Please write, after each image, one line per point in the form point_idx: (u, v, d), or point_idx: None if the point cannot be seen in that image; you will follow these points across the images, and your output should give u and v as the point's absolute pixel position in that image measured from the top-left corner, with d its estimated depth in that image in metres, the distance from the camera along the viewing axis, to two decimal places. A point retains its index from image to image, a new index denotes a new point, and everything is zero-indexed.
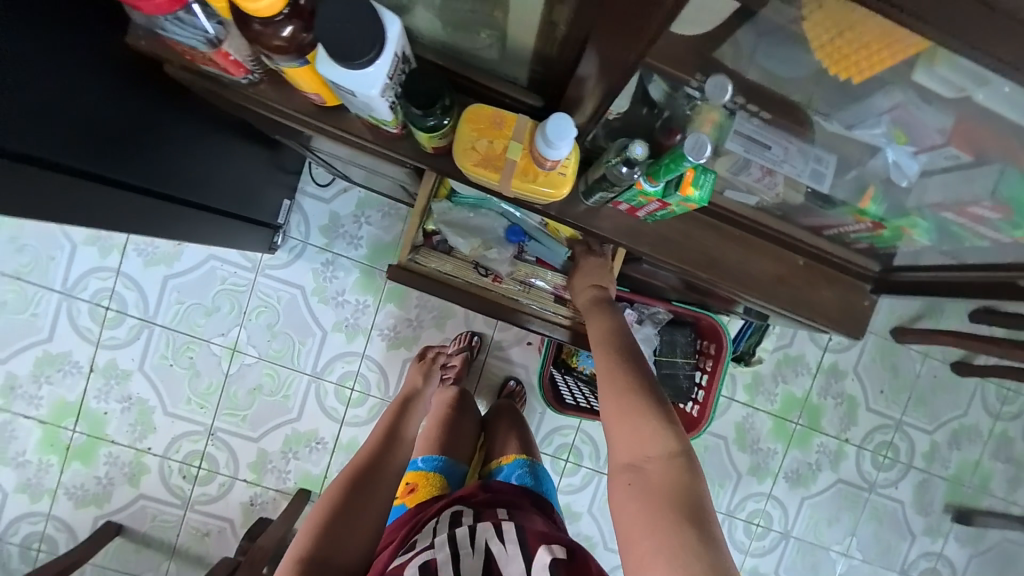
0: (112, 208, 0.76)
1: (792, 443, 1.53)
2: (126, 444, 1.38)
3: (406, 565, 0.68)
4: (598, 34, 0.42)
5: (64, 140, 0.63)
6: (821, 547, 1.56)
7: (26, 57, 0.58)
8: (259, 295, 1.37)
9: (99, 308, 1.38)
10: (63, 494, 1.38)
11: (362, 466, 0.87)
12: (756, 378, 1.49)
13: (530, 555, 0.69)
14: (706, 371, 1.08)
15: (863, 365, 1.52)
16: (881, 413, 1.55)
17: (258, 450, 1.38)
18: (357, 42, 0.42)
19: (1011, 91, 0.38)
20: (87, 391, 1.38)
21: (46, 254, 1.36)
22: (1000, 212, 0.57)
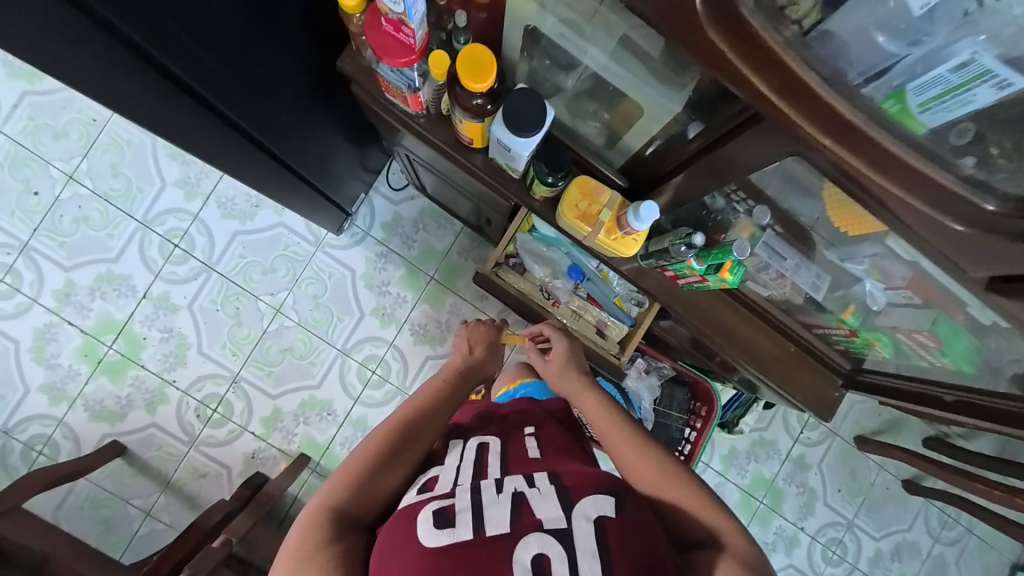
0: (221, 139, 0.89)
1: (754, 519, 1.65)
2: (155, 371, 1.48)
3: (420, 509, 0.72)
4: (699, 161, 0.60)
5: (221, 82, 0.79)
6: None
7: (214, 14, 0.72)
8: (314, 267, 1.52)
9: (169, 244, 1.49)
10: (81, 404, 1.46)
11: (387, 436, 0.85)
12: (732, 451, 1.64)
13: (571, 502, 0.70)
14: (695, 428, 1.23)
15: (826, 462, 1.67)
16: (836, 511, 1.68)
17: (273, 407, 1.50)
18: (528, 123, 0.60)
19: (942, 265, 0.56)
20: (134, 315, 1.48)
21: (138, 185, 1.49)
22: (930, 340, 0.76)
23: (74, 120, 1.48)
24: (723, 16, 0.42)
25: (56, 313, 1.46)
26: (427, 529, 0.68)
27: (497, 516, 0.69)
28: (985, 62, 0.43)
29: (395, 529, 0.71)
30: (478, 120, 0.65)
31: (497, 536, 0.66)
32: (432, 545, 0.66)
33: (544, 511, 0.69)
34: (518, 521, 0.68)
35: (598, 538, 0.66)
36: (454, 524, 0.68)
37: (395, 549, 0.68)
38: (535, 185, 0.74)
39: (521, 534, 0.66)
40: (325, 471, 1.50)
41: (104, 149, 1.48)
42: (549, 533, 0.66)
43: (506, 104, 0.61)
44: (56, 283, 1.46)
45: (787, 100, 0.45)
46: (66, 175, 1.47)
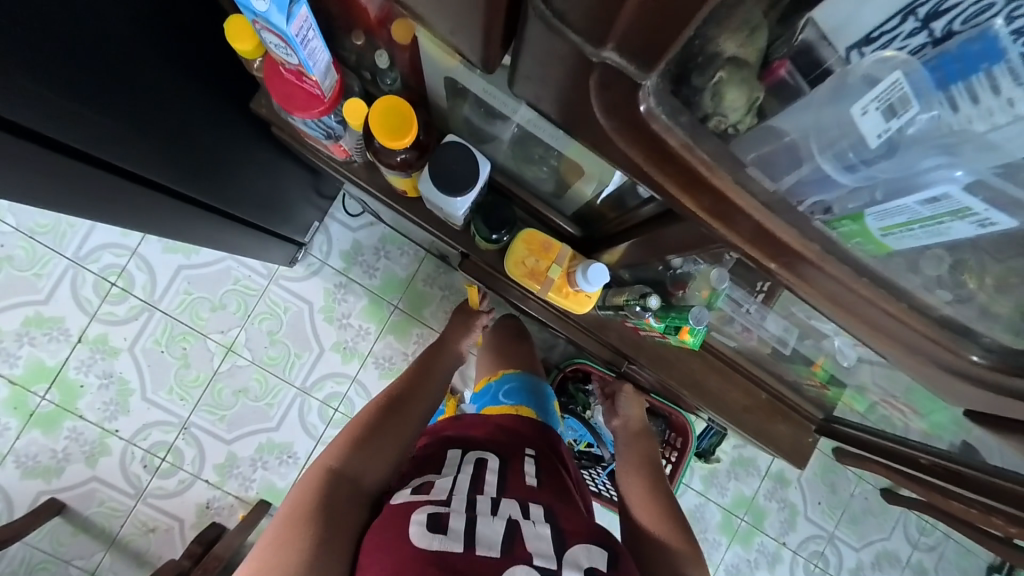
0: (149, 209, 0.80)
1: (736, 538, 1.63)
2: (94, 422, 1.37)
3: (412, 510, 0.66)
4: (642, 234, 0.57)
5: (142, 155, 0.70)
6: None
7: (117, 40, 0.63)
8: (268, 301, 1.42)
9: (105, 283, 1.38)
10: (12, 461, 1.34)
11: (384, 403, 0.85)
12: (712, 472, 1.60)
13: (563, 545, 0.67)
14: (671, 461, 1.20)
15: (807, 476, 1.65)
16: (817, 525, 1.66)
17: (227, 452, 1.40)
18: (461, 180, 0.58)
19: None
20: (69, 360, 1.37)
21: (66, 220, 1.36)
22: (904, 392, 0.72)
23: None
24: (631, 125, 0.34)
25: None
26: (420, 531, 0.63)
27: (489, 540, 0.64)
28: (962, 199, 0.35)
29: (383, 525, 0.65)
30: (399, 172, 0.61)
31: (486, 558, 0.62)
32: (424, 548, 0.61)
33: (536, 545, 0.66)
34: (510, 549, 0.64)
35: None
36: (448, 533, 0.63)
37: (381, 546, 0.62)
38: (479, 238, 0.69)
39: (511, 563, 0.62)
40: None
41: None
42: (538, 569, 0.62)
43: (435, 162, 0.58)
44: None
45: (726, 224, 0.40)
46: None
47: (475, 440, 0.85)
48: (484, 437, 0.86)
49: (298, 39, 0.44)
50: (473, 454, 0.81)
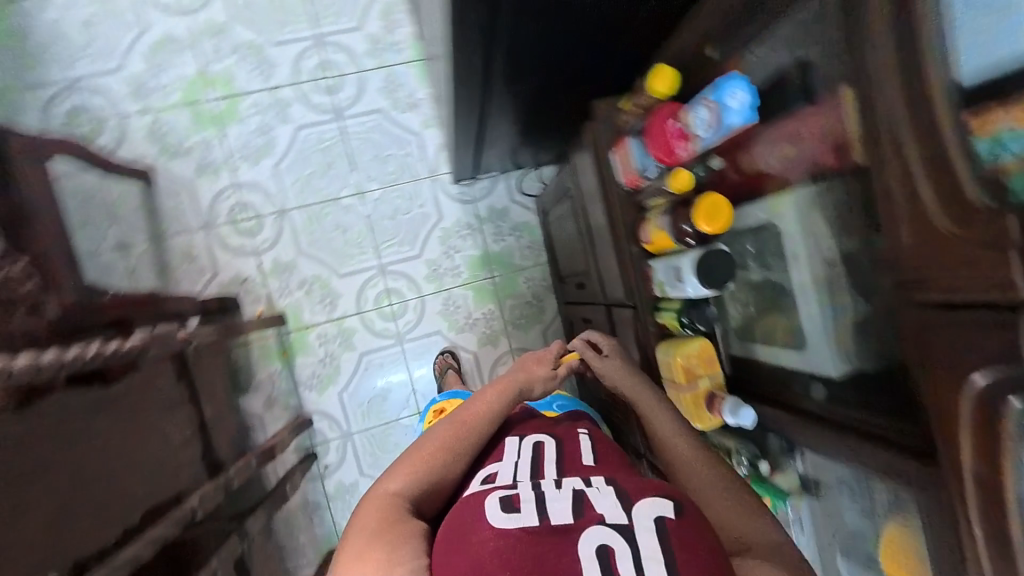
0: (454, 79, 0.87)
1: None
2: (228, 149, 1.51)
3: (485, 496, 0.67)
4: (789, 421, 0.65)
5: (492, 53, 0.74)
6: None
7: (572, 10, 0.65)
8: (414, 188, 1.55)
9: (325, 72, 1.55)
10: (151, 121, 1.50)
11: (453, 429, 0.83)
12: None
13: (629, 502, 0.62)
14: None
15: None
16: None
17: (293, 259, 1.48)
18: (713, 278, 0.69)
19: None
20: (250, 95, 1.53)
21: (341, 11, 1.56)
22: None
23: None
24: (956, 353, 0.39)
25: (196, 47, 1.52)
26: (496, 512, 0.62)
27: (557, 507, 0.62)
28: None
29: (460, 519, 0.65)
30: (672, 238, 0.73)
31: (557, 527, 0.59)
32: (501, 527, 0.60)
33: (606, 505, 0.62)
34: (580, 514, 0.61)
35: (661, 549, 0.56)
36: (522, 512, 0.62)
37: (455, 551, 0.60)
38: (666, 313, 0.80)
39: (580, 528, 0.59)
40: (287, 345, 1.42)
41: None
42: (615, 531, 0.58)
43: (704, 253, 0.69)
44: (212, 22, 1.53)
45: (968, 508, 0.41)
46: None
47: (524, 433, 0.86)
48: (531, 432, 0.86)
49: (724, 130, 0.61)
50: (526, 442, 0.82)
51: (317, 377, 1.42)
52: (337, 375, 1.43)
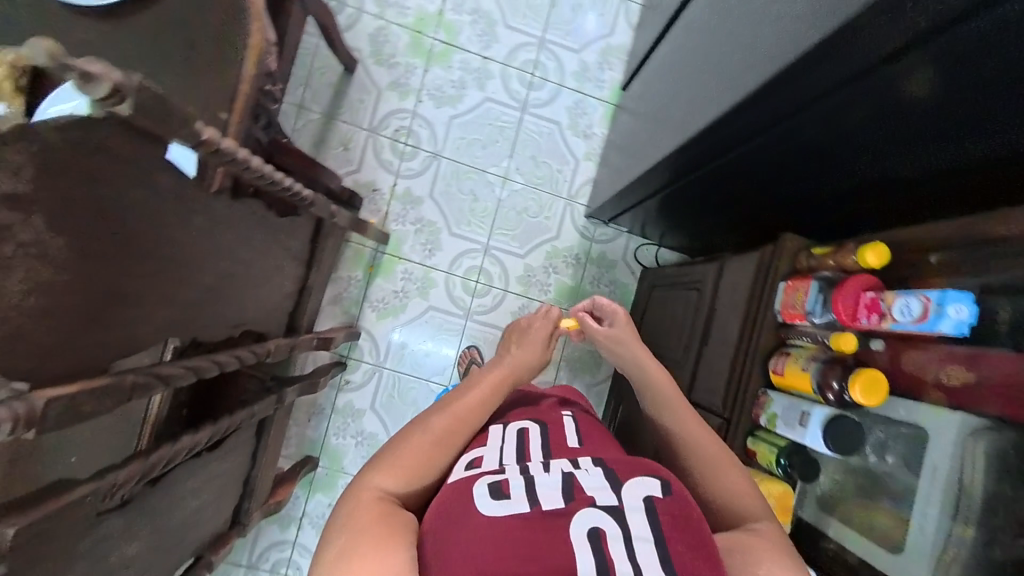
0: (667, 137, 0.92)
1: None
2: (423, 82, 1.66)
3: (474, 482, 0.61)
4: None
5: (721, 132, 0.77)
6: None
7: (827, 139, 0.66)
8: (550, 199, 1.62)
9: (533, 71, 1.70)
10: (379, 27, 1.66)
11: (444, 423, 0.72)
12: None
13: (617, 484, 0.60)
14: None
15: None
16: None
17: (421, 198, 1.57)
18: (842, 445, 0.72)
19: None
20: (466, 54, 1.68)
21: (573, 32, 1.73)
22: None
23: None
24: None
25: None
26: (484, 499, 0.58)
27: (548, 492, 0.58)
28: None
29: (447, 504, 0.59)
30: (813, 384, 0.74)
31: (550, 512, 0.56)
32: (491, 515, 0.56)
33: (594, 485, 0.59)
34: (569, 497, 0.58)
35: (647, 529, 0.54)
36: (512, 497, 0.58)
37: (440, 545, 0.55)
38: (765, 445, 0.82)
39: (575, 508, 0.56)
40: (377, 262, 1.50)
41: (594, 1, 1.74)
42: (607, 511, 0.56)
43: (842, 420, 0.72)
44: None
45: None
46: None
47: (508, 418, 0.80)
48: (517, 416, 0.82)
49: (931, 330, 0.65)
50: (511, 427, 0.77)
51: (384, 304, 1.49)
52: (399, 312, 1.49)
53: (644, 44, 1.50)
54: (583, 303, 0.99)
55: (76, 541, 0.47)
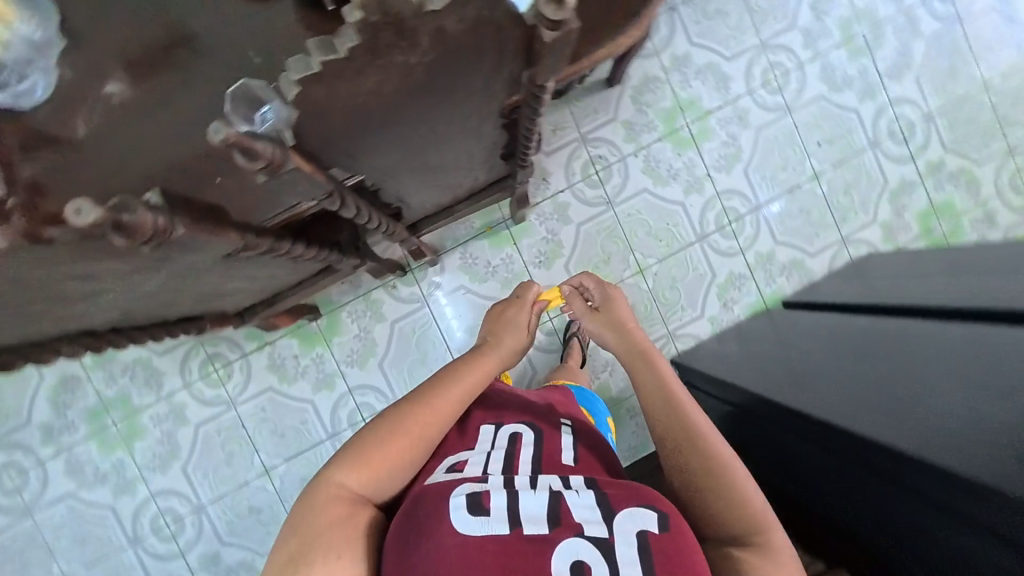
0: (816, 399, 0.92)
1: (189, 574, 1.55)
2: (650, 145, 1.69)
3: (451, 490, 0.66)
4: None
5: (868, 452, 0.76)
6: (81, 528, 1.51)
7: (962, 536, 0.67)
8: (654, 318, 1.66)
9: (730, 222, 1.72)
10: (660, 79, 1.70)
11: (414, 416, 0.75)
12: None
13: (607, 512, 0.64)
14: None
15: None
16: None
17: (569, 222, 1.64)
18: None
19: None
20: (696, 159, 1.71)
21: (788, 221, 1.74)
22: None
23: (852, 207, 1.77)
24: None
25: (726, 107, 1.73)
26: (461, 514, 0.62)
27: (532, 515, 0.63)
28: None
29: (420, 508, 0.65)
30: None
31: (533, 534, 0.61)
32: (466, 532, 0.61)
33: (584, 513, 0.64)
34: (554, 522, 0.62)
35: (637, 555, 0.59)
36: (489, 514, 0.63)
37: (409, 541, 0.61)
38: None
39: (559, 533, 0.61)
40: (497, 229, 1.59)
41: (822, 220, 1.76)
42: (588, 541, 0.60)
43: None
44: (749, 117, 1.74)
45: None
46: (817, 176, 1.76)
47: (505, 418, 0.84)
48: (516, 415, 0.85)
49: None
50: (503, 432, 0.80)
51: (473, 263, 1.59)
52: (477, 280, 1.59)
53: (832, 292, 1.48)
54: (568, 283, 1.02)
55: (188, 257, 0.51)
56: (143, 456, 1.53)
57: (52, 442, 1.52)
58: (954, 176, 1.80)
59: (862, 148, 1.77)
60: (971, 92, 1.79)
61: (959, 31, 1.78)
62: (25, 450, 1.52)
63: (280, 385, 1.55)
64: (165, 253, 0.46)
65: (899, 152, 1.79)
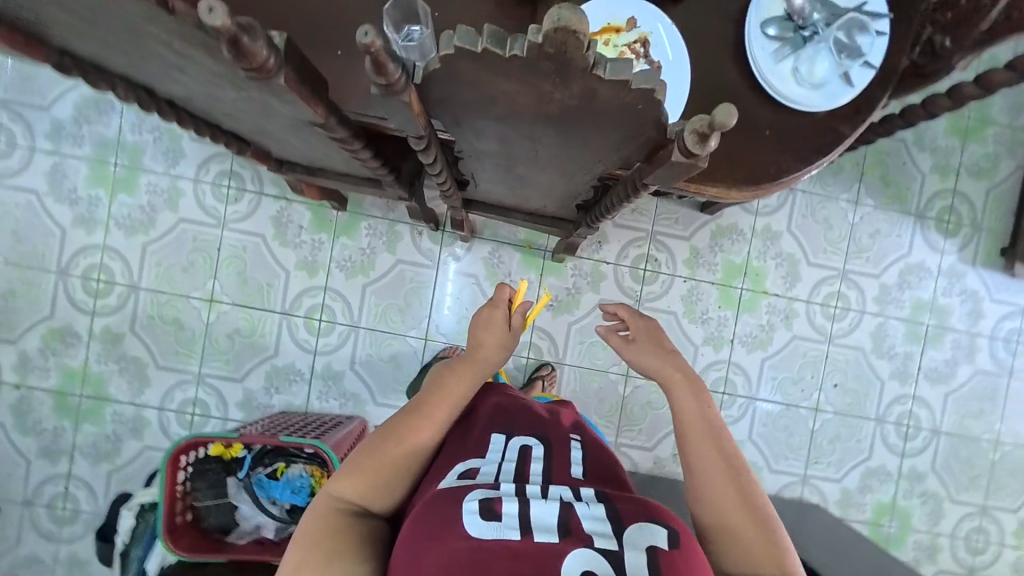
0: None
1: (118, 336, 1.68)
2: (702, 282, 1.75)
3: (460, 497, 0.74)
4: None
5: None
6: (55, 238, 1.63)
7: None
8: (610, 419, 1.76)
9: (721, 392, 1.77)
10: (747, 237, 1.74)
11: (404, 433, 0.86)
12: (181, 394, 1.72)
13: (620, 526, 0.71)
14: (175, 489, 1.37)
15: (75, 430, 1.70)
16: (44, 383, 1.68)
17: (597, 292, 1.74)
18: None
19: None
20: (730, 322, 1.76)
21: (770, 429, 1.77)
22: None
23: (831, 459, 1.79)
24: None
25: (782, 299, 1.76)
26: (473, 518, 0.70)
27: (541, 524, 0.70)
28: None
29: (434, 511, 0.73)
30: None
31: (541, 541, 0.68)
32: (476, 535, 0.68)
33: (593, 526, 0.71)
34: (565, 531, 0.70)
35: (646, 565, 0.66)
36: (500, 519, 0.70)
37: (428, 541, 0.70)
38: None
39: (570, 543, 0.68)
40: (536, 252, 1.74)
41: (797, 450, 1.78)
42: (598, 551, 0.67)
43: None
44: (794, 322, 1.77)
45: None
46: (816, 411, 1.78)
47: (515, 428, 0.91)
48: (524, 426, 0.92)
49: None
50: (512, 443, 0.88)
51: (496, 262, 1.73)
52: (490, 277, 1.74)
53: None
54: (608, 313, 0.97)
55: (269, 100, 0.53)
56: (119, 208, 1.64)
57: (54, 140, 1.61)
58: (923, 496, 1.81)
59: (867, 417, 1.79)
60: (983, 438, 1.81)
61: (1005, 382, 1.81)
62: (33, 131, 1.61)
63: (271, 241, 1.69)
64: (250, 85, 0.48)
65: (896, 444, 1.80)
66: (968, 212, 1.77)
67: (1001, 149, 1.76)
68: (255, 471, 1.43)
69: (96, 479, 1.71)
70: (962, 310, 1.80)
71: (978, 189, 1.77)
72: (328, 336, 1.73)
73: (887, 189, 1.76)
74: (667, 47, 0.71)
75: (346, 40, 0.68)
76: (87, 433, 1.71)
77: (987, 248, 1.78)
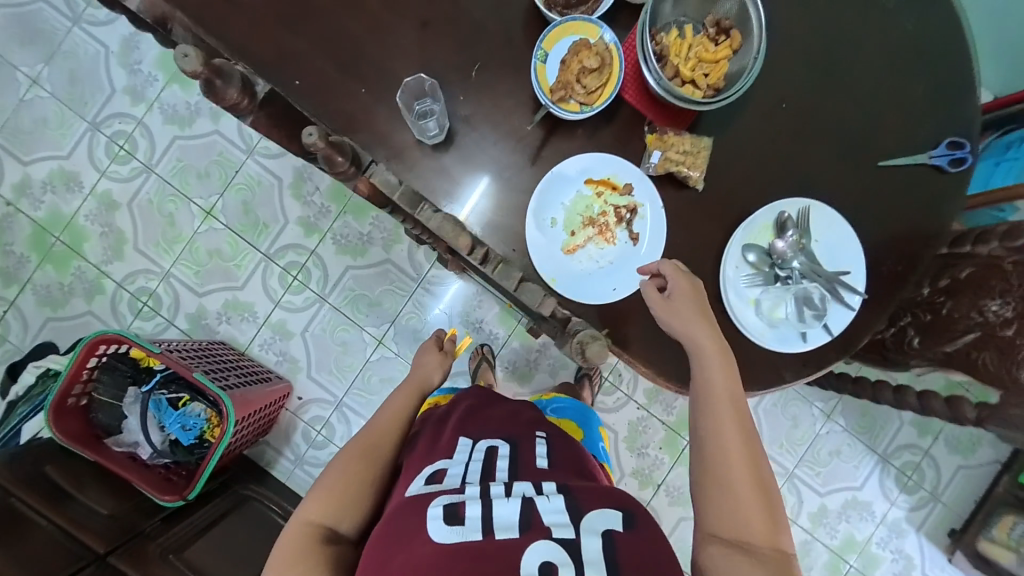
0: None
1: (117, 204, 1.74)
2: (653, 416, 1.73)
3: (428, 501, 0.76)
4: None
5: None
6: (108, 96, 1.72)
7: None
8: None
9: None
10: None
11: (365, 449, 0.89)
12: (143, 282, 1.75)
13: (580, 514, 0.73)
14: (78, 377, 1.37)
15: (39, 267, 1.75)
16: (34, 213, 1.74)
17: (553, 377, 1.73)
18: None
19: None
20: (663, 466, 1.73)
21: None
22: None
23: None
24: None
25: None
26: (438, 523, 0.72)
27: (505, 525, 0.71)
28: None
29: (407, 513, 0.75)
30: None
31: (504, 542, 0.69)
32: (440, 540, 0.70)
33: (552, 518, 0.71)
34: (527, 528, 0.70)
35: (604, 556, 0.67)
36: (461, 522, 0.71)
37: (397, 539, 0.72)
38: None
39: (530, 539, 0.69)
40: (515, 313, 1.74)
41: None
42: (556, 540, 0.68)
43: None
44: None
45: None
46: None
47: (482, 432, 0.91)
48: (493, 431, 0.92)
49: None
50: (480, 446, 0.88)
51: (476, 303, 1.75)
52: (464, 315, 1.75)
53: None
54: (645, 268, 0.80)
55: None
56: (168, 95, 1.73)
57: None
58: None
59: None
60: None
61: None
62: None
63: (286, 187, 1.74)
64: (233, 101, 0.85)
65: None
66: (931, 476, 1.71)
67: (986, 433, 1.70)
68: (160, 390, 1.45)
69: (33, 319, 1.74)
70: (889, 569, 1.71)
71: (950, 461, 1.71)
72: (294, 295, 1.76)
73: (862, 417, 1.71)
74: (649, 222, 0.83)
75: (375, 84, 0.80)
76: (47, 275, 1.75)
77: (938, 520, 1.71)
